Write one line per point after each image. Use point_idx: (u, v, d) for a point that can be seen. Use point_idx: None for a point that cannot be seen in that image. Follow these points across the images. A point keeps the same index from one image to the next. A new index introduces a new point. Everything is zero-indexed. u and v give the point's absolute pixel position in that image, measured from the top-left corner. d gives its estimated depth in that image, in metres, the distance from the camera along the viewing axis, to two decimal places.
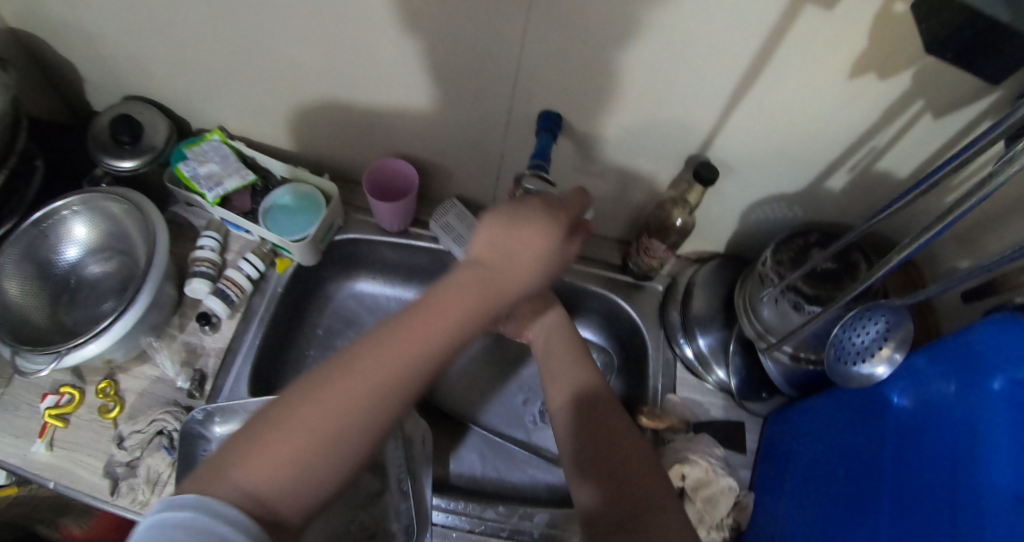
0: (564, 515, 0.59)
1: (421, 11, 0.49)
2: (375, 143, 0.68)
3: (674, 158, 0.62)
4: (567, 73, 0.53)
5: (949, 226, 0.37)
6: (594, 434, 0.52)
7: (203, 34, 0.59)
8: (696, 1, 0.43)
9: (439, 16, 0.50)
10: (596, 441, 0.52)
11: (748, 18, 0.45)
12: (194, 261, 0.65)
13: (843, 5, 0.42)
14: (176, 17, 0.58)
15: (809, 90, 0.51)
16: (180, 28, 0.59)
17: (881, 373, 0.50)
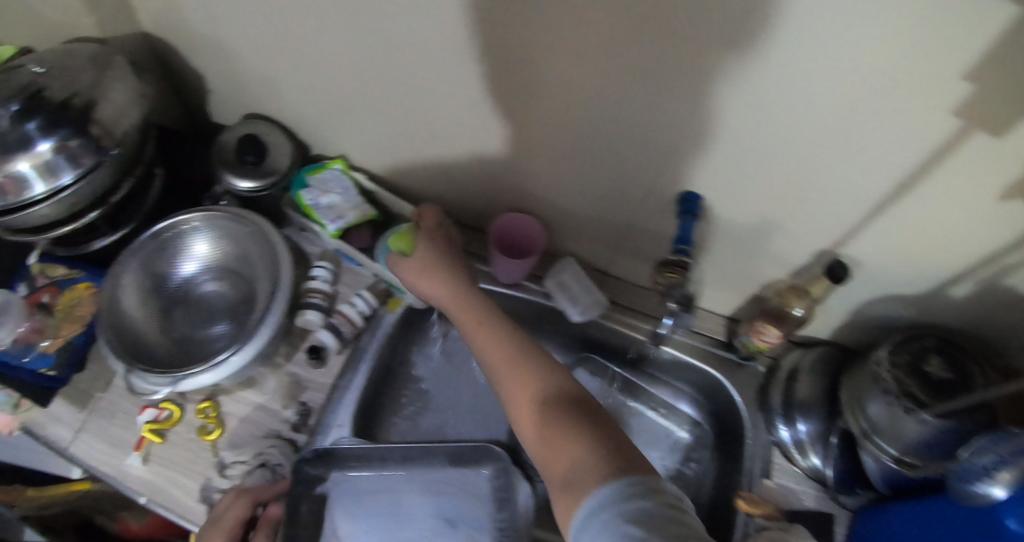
0: None
1: (577, 86, 0.48)
2: (494, 192, 0.67)
3: (806, 252, 0.60)
4: (715, 163, 0.51)
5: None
6: (573, 423, 0.46)
7: (342, 71, 0.58)
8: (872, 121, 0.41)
9: (591, 92, 0.48)
10: (548, 433, 0.46)
11: (915, 143, 0.42)
12: (307, 291, 0.65)
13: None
14: (320, 51, 0.57)
15: (962, 215, 0.47)
16: (320, 61, 0.58)
17: (999, 495, 0.44)
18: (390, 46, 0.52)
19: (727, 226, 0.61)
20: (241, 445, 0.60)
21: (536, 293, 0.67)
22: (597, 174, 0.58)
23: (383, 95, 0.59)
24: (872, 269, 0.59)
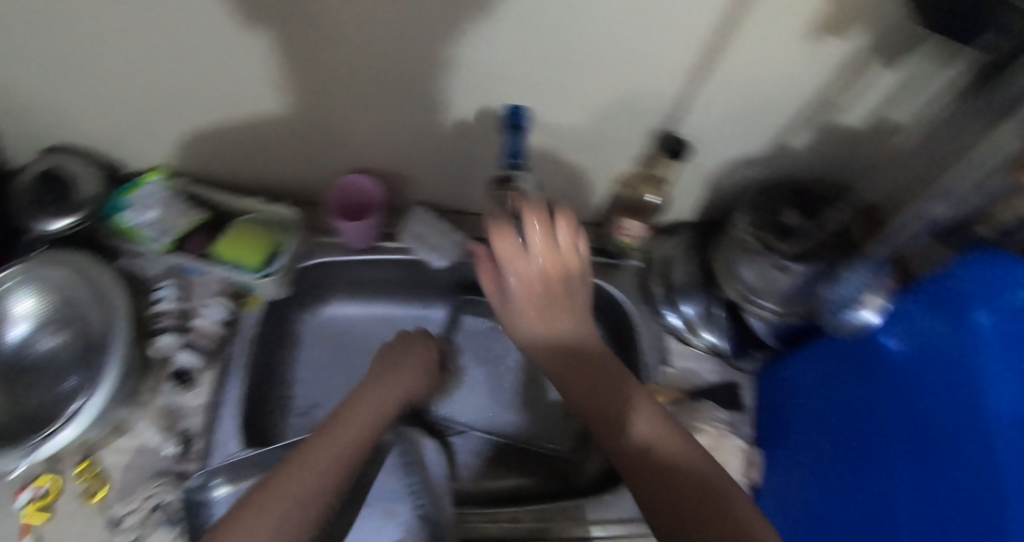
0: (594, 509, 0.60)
1: (371, 18, 0.44)
2: (323, 162, 0.63)
3: (644, 135, 0.60)
4: (529, 64, 0.49)
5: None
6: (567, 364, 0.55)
7: (123, 69, 0.52)
8: None
9: (385, 20, 0.45)
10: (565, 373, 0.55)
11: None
12: (156, 316, 0.61)
13: None
14: (87, 52, 0.50)
15: (776, 55, 0.48)
16: (93, 65, 0.51)
17: (874, 318, 0.52)
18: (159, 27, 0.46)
19: (562, 131, 0.60)
20: (131, 494, 0.55)
21: (393, 252, 0.64)
22: (419, 119, 0.56)
23: (174, 89, 0.54)
24: (709, 137, 0.60)
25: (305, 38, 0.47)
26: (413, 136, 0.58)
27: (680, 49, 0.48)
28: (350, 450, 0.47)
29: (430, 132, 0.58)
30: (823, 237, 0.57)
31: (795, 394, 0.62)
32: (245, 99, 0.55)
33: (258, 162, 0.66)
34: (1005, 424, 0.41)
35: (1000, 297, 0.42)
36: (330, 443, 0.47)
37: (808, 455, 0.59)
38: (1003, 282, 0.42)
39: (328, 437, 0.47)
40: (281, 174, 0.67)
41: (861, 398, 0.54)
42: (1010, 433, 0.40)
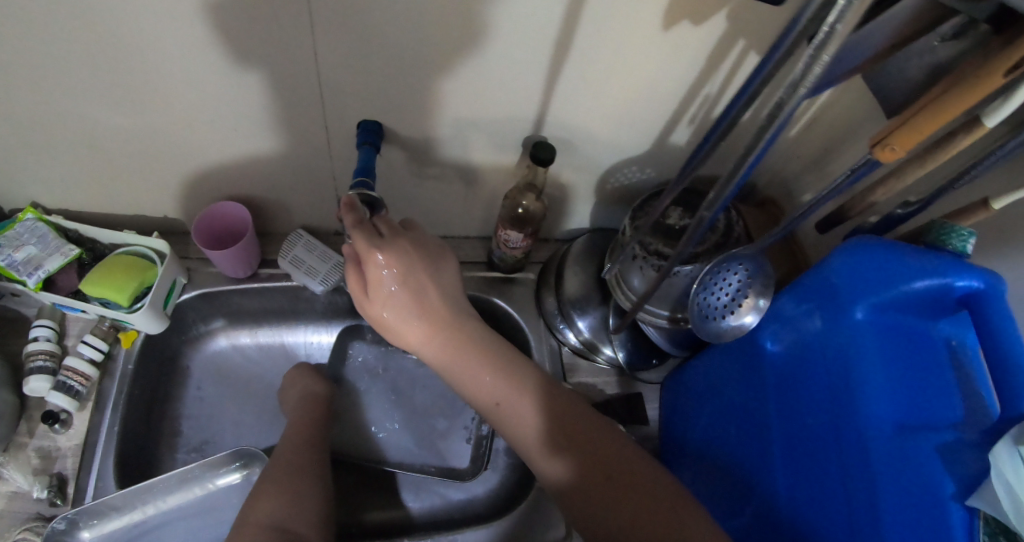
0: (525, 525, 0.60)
1: (212, 30, 0.45)
2: (198, 186, 0.65)
3: (515, 144, 0.61)
4: (376, 74, 0.51)
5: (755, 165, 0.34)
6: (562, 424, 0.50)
7: None
8: None
9: (228, 31, 0.45)
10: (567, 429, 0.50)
11: None
12: (27, 357, 0.60)
13: None
14: None
15: (629, 49, 0.50)
16: None
17: (750, 322, 0.50)
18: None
19: (428, 147, 0.61)
20: None
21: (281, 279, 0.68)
22: (291, 130, 0.57)
23: (35, 123, 0.54)
24: (581, 139, 0.61)
25: (165, 54, 0.47)
26: (285, 148, 0.60)
27: (535, 41, 0.48)
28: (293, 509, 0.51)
29: (301, 145, 0.60)
30: (711, 239, 0.57)
31: (686, 406, 0.62)
32: (113, 123, 0.55)
33: (136, 197, 0.67)
34: (888, 431, 0.40)
35: (871, 292, 0.42)
36: (262, 514, 0.50)
37: (703, 460, 0.58)
38: (869, 279, 0.42)
39: (266, 506, 0.51)
40: (162, 207, 0.68)
41: (745, 401, 0.53)
42: (891, 441, 0.40)
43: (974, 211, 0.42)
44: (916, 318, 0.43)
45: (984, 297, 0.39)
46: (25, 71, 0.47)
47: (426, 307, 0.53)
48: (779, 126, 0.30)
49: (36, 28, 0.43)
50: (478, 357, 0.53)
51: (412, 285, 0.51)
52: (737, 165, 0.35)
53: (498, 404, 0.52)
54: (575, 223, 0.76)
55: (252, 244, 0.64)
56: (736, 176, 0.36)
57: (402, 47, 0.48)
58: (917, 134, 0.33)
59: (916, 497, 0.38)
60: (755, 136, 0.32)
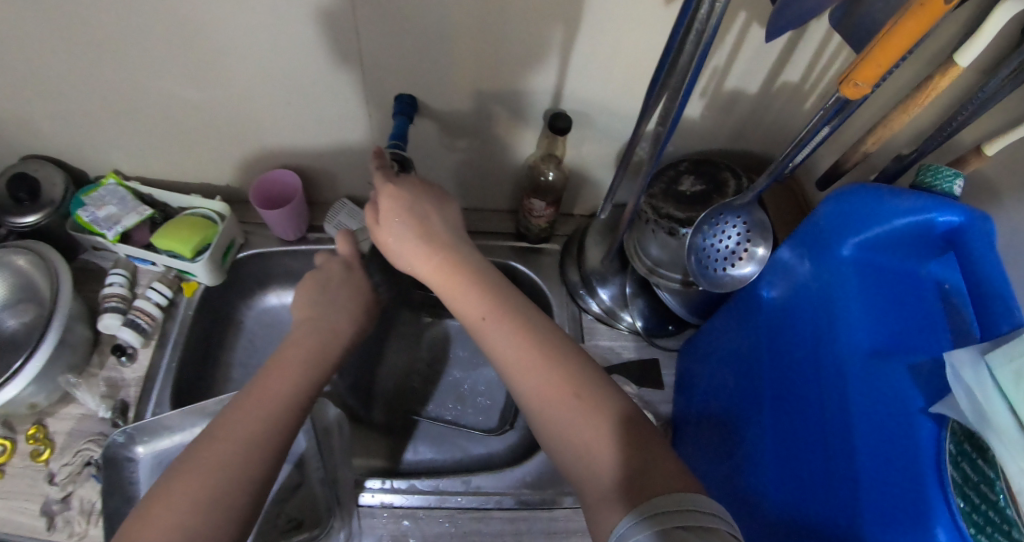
0: (543, 475, 0.63)
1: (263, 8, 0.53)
2: (257, 158, 0.73)
3: (535, 119, 0.66)
4: (407, 49, 0.58)
5: (685, 105, 0.40)
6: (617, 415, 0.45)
7: (73, 75, 0.61)
8: None
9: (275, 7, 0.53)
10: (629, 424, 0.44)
11: None
12: (104, 299, 0.69)
13: None
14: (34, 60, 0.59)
15: (634, 22, 0.54)
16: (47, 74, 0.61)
17: (749, 272, 0.53)
18: (91, 29, 0.55)
19: (457, 121, 0.67)
20: (69, 451, 0.61)
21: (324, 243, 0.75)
22: (334, 102, 0.64)
23: (122, 94, 0.63)
24: (597, 113, 0.65)
25: (225, 27, 0.55)
26: (330, 120, 0.67)
27: (545, 17, 0.54)
28: (225, 484, 0.41)
29: (344, 116, 0.67)
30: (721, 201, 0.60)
31: (691, 365, 0.64)
32: (185, 95, 0.64)
33: (203, 168, 0.76)
34: (862, 357, 0.43)
35: (857, 232, 0.45)
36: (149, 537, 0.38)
37: (704, 417, 0.60)
38: (854, 221, 0.45)
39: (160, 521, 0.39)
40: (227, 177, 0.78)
41: (742, 349, 0.55)
42: (866, 366, 0.42)
43: (968, 157, 0.44)
44: (903, 259, 0.45)
45: (963, 231, 0.41)
46: (117, 46, 0.57)
47: (428, 233, 0.56)
48: (700, 58, 0.36)
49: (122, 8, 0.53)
50: (466, 276, 0.54)
51: (414, 223, 0.56)
52: (671, 102, 0.40)
53: (483, 319, 0.51)
54: (600, 199, 0.79)
55: (300, 208, 0.71)
56: (676, 101, 0.40)
57: (430, 21, 0.55)
58: (877, 66, 0.37)
59: (889, 415, 0.40)
60: (685, 70, 0.37)
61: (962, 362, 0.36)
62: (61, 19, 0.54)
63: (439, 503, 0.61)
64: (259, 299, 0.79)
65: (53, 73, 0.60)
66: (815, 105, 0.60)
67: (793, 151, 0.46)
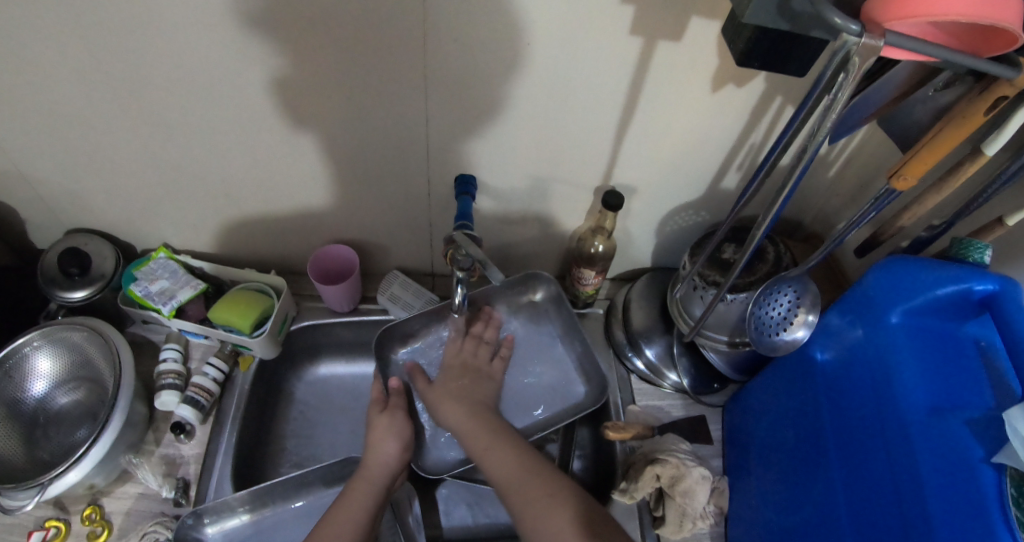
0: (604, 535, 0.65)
1: (343, 87, 0.58)
2: (314, 226, 0.77)
3: (584, 190, 0.71)
4: (472, 128, 0.63)
5: (792, 193, 0.46)
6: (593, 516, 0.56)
7: (149, 142, 0.64)
8: (567, 42, 0.53)
9: (356, 86, 0.58)
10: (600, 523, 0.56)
11: (612, 54, 0.54)
12: (159, 376, 0.68)
13: (687, 36, 0.52)
14: (113, 129, 0.62)
15: (683, 107, 0.60)
16: (124, 142, 0.64)
17: (801, 336, 0.57)
18: (178, 102, 0.59)
19: (510, 193, 0.72)
20: (130, 534, 0.60)
21: (376, 312, 0.78)
22: (396, 174, 0.69)
23: (195, 162, 0.67)
24: (643, 184, 0.71)
25: (302, 106, 0.60)
26: (391, 194, 0.72)
27: (604, 103, 0.60)
28: None
29: (405, 191, 0.71)
30: (762, 269, 0.66)
31: (744, 418, 0.69)
32: (253, 165, 0.68)
33: (255, 234, 0.79)
34: (922, 415, 0.47)
35: (903, 300, 0.50)
36: None
37: (765, 470, 0.63)
38: (900, 291, 0.50)
39: None
40: (277, 243, 0.80)
41: (801, 406, 0.59)
42: (927, 422, 0.46)
43: (994, 229, 0.51)
44: (946, 322, 0.51)
45: (999, 297, 0.47)
46: (200, 121, 0.62)
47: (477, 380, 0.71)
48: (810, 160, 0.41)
49: (214, 84, 0.57)
50: (495, 435, 0.65)
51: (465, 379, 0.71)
52: (782, 192, 0.46)
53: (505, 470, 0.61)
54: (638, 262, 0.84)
55: (356, 283, 0.74)
56: (784, 192, 0.46)
57: (498, 107, 0.61)
58: (924, 163, 0.44)
59: (951, 463, 0.44)
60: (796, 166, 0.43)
61: (1015, 416, 0.40)
62: (154, 98, 0.58)
63: None
64: (312, 367, 0.80)
65: (130, 142, 0.64)
66: (840, 176, 0.68)
67: (848, 228, 0.52)
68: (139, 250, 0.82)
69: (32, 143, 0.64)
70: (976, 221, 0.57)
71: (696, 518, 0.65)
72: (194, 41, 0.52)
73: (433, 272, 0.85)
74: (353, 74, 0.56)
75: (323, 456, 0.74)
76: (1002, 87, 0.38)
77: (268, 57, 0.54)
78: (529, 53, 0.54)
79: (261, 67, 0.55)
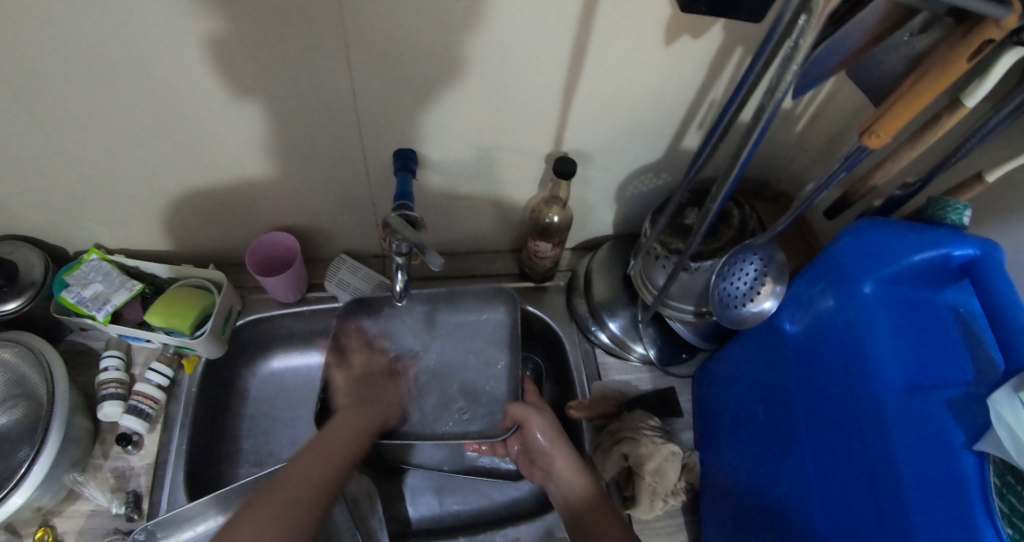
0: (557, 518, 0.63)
1: (257, 72, 0.52)
2: (252, 215, 0.72)
3: (537, 161, 0.66)
4: (404, 102, 0.57)
5: (763, 135, 0.41)
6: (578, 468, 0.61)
7: (54, 144, 0.58)
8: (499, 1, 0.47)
9: (268, 67, 0.51)
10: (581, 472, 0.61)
11: (551, 11, 0.48)
12: (100, 385, 0.65)
13: None
14: (10, 132, 0.56)
15: (632, 65, 0.54)
16: (27, 145, 0.58)
17: (769, 307, 0.54)
18: (75, 99, 0.53)
19: (456, 169, 0.67)
20: None
21: (325, 301, 0.74)
22: (328, 157, 0.63)
23: (109, 160, 0.62)
24: (598, 150, 0.65)
25: (213, 88, 0.53)
26: (327, 177, 0.66)
27: (550, 65, 0.54)
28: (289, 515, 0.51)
29: (340, 173, 0.65)
30: (727, 234, 0.61)
31: (715, 390, 0.66)
32: (177, 158, 0.62)
33: (191, 228, 0.74)
34: (898, 392, 0.44)
35: (877, 267, 0.46)
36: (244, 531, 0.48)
37: (735, 446, 0.61)
38: (872, 258, 0.46)
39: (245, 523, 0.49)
40: (218, 236, 0.75)
41: (772, 380, 0.56)
42: (904, 401, 0.43)
43: (970, 186, 0.46)
44: (921, 289, 0.47)
45: (980, 263, 0.43)
46: (104, 114, 0.55)
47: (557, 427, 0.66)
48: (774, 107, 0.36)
49: (109, 75, 0.51)
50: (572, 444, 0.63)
51: (524, 460, 0.67)
52: (751, 136, 0.42)
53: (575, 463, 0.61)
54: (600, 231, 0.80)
55: (300, 271, 0.70)
56: (756, 129, 0.41)
57: (434, 76, 0.54)
58: (900, 119, 0.40)
59: (930, 447, 0.41)
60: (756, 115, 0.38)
61: (1001, 401, 0.37)
62: (45, 94, 0.52)
63: None
64: (263, 363, 0.77)
65: (36, 143, 0.58)
66: (807, 131, 0.62)
67: (812, 194, 0.48)
68: (73, 254, 0.77)
69: None
70: (953, 177, 0.52)
71: (667, 496, 0.63)
72: (75, 26, 0.46)
73: (383, 254, 0.80)
74: (266, 52, 0.50)
75: (281, 454, 0.72)
76: (989, 30, 0.33)
77: (167, 41, 0.48)
78: (460, 16, 0.48)
79: (160, 56, 0.49)
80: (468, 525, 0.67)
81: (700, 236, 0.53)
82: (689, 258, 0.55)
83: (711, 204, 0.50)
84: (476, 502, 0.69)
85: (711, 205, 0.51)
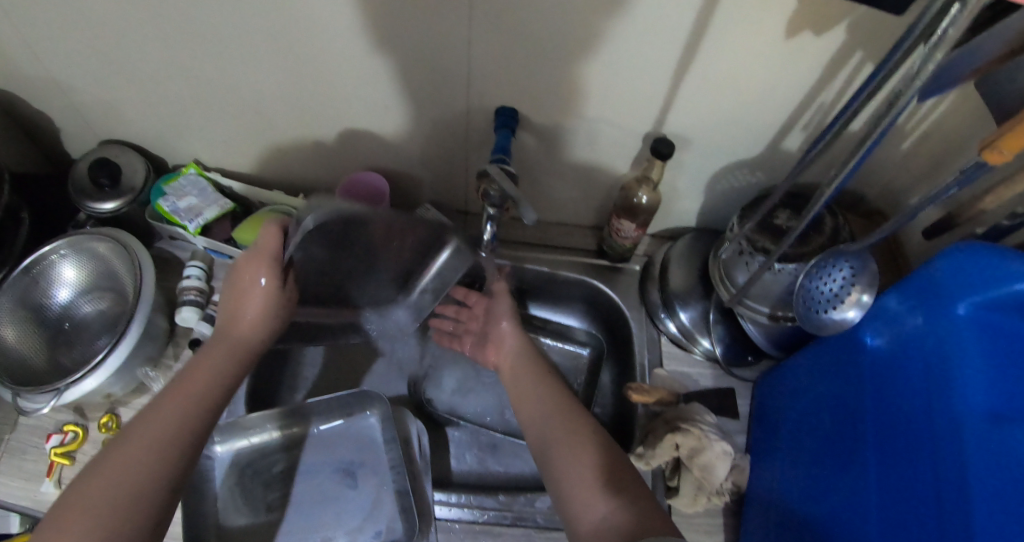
0: None
1: (381, 15, 0.54)
2: (346, 153, 0.74)
3: (633, 140, 0.66)
4: (515, 62, 0.58)
5: (886, 132, 0.40)
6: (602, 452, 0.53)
7: (174, 59, 0.62)
8: None
9: (391, 13, 0.53)
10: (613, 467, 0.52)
11: None
12: (181, 291, 0.68)
13: None
14: (139, 42, 0.60)
15: (748, 55, 0.54)
16: (151, 57, 0.62)
17: (852, 317, 0.53)
18: (205, 20, 0.56)
19: (552, 137, 0.68)
20: None
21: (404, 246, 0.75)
22: (430, 107, 0.65)
23: (222, 81, 0.64)
24: (694, 139, 0.65)
25: (329, 21, 0.55)
26: (425, 126, 0.68)
27: (664, 46, 0.54)
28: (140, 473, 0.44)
29: (439, 123, 0.67)
30: (818, 241, 0.60)
31: (777, 399, 0.65)
32: (285, 89, 0.65)
33: (286, 158, 0.77)
34: (981, 418, 0.42)
35: (974, 290, 0.44)
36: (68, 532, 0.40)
37: (790, 458, 0.60)
38: (969, 280, 0.44)
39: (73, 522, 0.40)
40: (309, 170, 0.78)
41: (841, 394, 0.55)
42: (984, 428, 0.41)
43: None
44: (1020, 321, 0.45)
45: None
46: (225, 35, 0.58)
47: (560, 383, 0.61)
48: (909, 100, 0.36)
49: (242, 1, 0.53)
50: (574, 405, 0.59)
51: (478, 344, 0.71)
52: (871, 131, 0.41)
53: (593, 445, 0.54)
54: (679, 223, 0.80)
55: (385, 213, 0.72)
56: (880, 124, 0.40)
57: (547, 41, 0.55)
58: (1021, 138, 0.38)
59: (1004, 479, 0.40)
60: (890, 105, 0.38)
61: None
62: (180, 12, 0.55)
63: (516, 521, 0.61)
64: None
65: (160, 56, 0.61)
66: (915, 148, 0.61)
67: (915, 209, 0.47)
68: (171, 167, 0.81)
69: (59, 52, 0.62)
70: None
71: (712, 493, 0.62)
72: None
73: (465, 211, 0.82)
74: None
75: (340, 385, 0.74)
76: None
77: None
78: None
79: None
80: (506, 488, 0.67)
81: (795, 236, 0.52)
82: (778, 254, 0.53)
83: (819, 192, 0.48)
84: (516, 466, 0.69)
85: (819, 193, 0.48)
